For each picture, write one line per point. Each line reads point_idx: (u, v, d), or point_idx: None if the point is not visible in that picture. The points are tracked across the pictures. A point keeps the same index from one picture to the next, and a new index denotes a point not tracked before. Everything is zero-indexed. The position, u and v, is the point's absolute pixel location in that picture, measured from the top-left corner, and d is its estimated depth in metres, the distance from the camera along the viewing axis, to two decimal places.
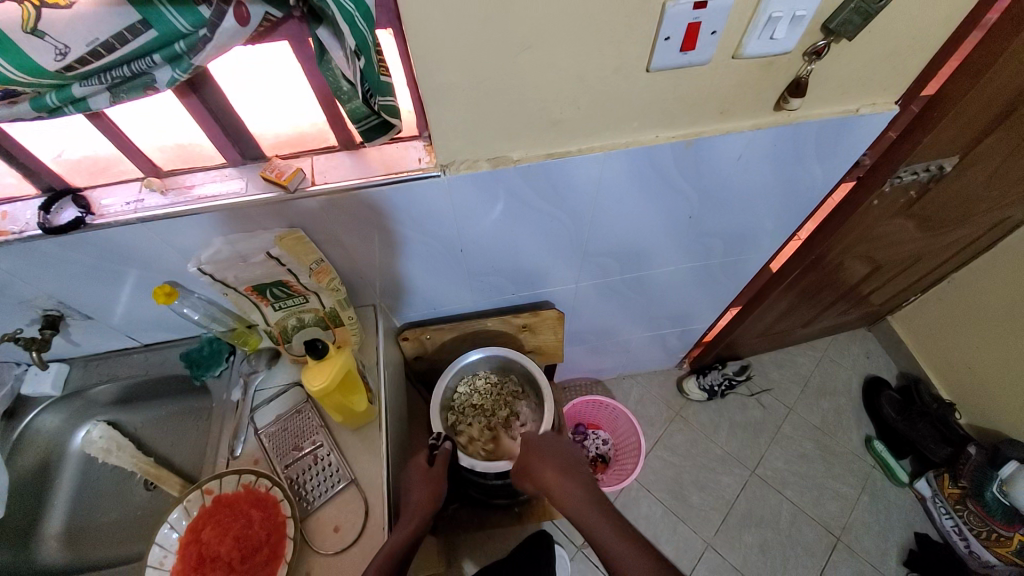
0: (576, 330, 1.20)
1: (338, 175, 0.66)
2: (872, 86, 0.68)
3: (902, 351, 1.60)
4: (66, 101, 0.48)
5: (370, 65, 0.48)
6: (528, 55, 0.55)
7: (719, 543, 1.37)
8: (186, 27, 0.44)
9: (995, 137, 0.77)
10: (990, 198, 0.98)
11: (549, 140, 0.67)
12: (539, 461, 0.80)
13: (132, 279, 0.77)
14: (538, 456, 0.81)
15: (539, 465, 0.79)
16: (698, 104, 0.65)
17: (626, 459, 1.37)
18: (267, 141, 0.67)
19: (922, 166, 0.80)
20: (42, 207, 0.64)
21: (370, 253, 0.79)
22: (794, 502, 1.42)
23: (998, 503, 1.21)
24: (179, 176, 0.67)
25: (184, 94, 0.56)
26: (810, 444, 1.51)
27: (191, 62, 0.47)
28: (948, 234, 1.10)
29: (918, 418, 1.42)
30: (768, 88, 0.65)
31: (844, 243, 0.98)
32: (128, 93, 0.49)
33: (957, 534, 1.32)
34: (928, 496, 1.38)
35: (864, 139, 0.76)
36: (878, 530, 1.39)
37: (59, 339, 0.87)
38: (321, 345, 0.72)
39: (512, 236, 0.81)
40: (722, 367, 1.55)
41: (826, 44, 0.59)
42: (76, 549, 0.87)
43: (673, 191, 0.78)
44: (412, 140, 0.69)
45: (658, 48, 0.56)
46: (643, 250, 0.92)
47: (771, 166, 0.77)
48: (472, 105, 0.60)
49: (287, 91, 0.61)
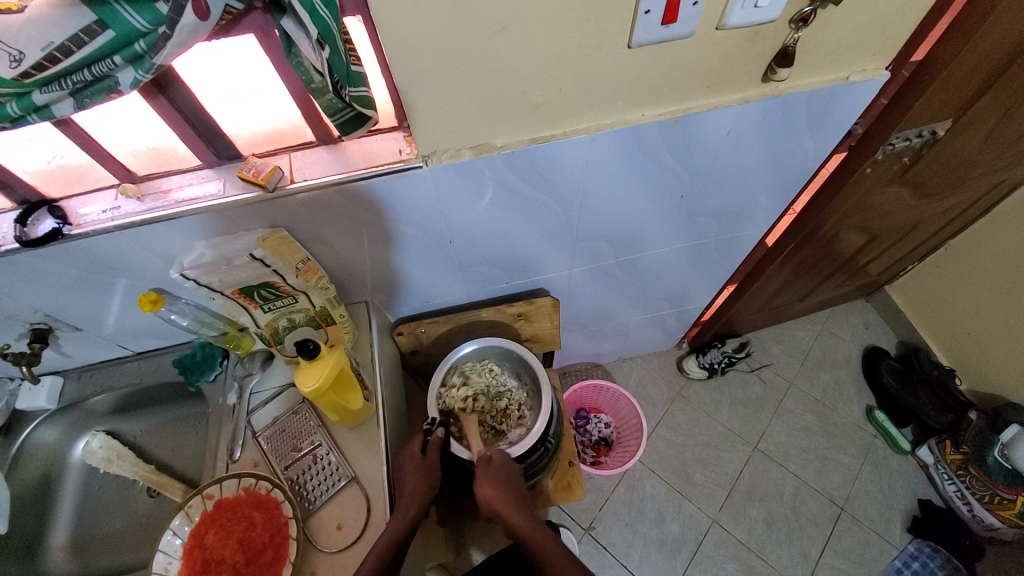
0: (572, 315, 1.19)
1: (318, 171, 0.65)
2: (861, 52, 0.66)
3: (901, 320, 1.59)
4: (28, 110, 0.46)
5: (336, 55, 0.46)
6: (503, 36, 0.53)
7: (724, 519, 1.38)
8: (144, 26, 0.42)
9: (988, 99, 0.75)
10: (985, 161, 0.96)
11: (532, 125, 0.65)
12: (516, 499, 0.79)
13: (119, 289, 0.76)
14: (511, 499, 0.78)
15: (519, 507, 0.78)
16: (683, 79, 0.64)
17: (629, 442, 1.37)
18: (243, 140, 0.65)
19: (915, 132, 0.78)
20: (18, 220, 0.62)
21: (358, 249, 0.78)
22: (798, 475, 1.43)
23: (999, 467, 1.23)
24: (155, 180, 0.65)
25: (151, 96, 0.54)
26: (811, 417, 1.52)
27: (152, 62, 0.45)
28: (944, 200, 1.09)
29: (919, 385, 1.43)
30: (754, 59, 0.63)
31: (838, 214, 0.97)
32: (93, 98, 0.47)
33: (959, 499, 1.33)
34: (931, 462, 1.39)
35: (856, 107, 0.74)
36: (881, 498, 1.40)
37: (51, 352, 0.86)
38: (312, 345, 0.71)
39: (501, 224, 0.80)
40: (721, 345, 1.54)
41: (813, 11, 0.56)
42: (84, 559, 0.87)
43: (663, 171, 0.77)
44: (392, 131, 0.67)
45: (638, 22, 0.54)
46: (636, 232, 0.91)
47: (762, 140, 0.75)
48: (449, 92, 0.58)
49: (259, 87, 0.59)
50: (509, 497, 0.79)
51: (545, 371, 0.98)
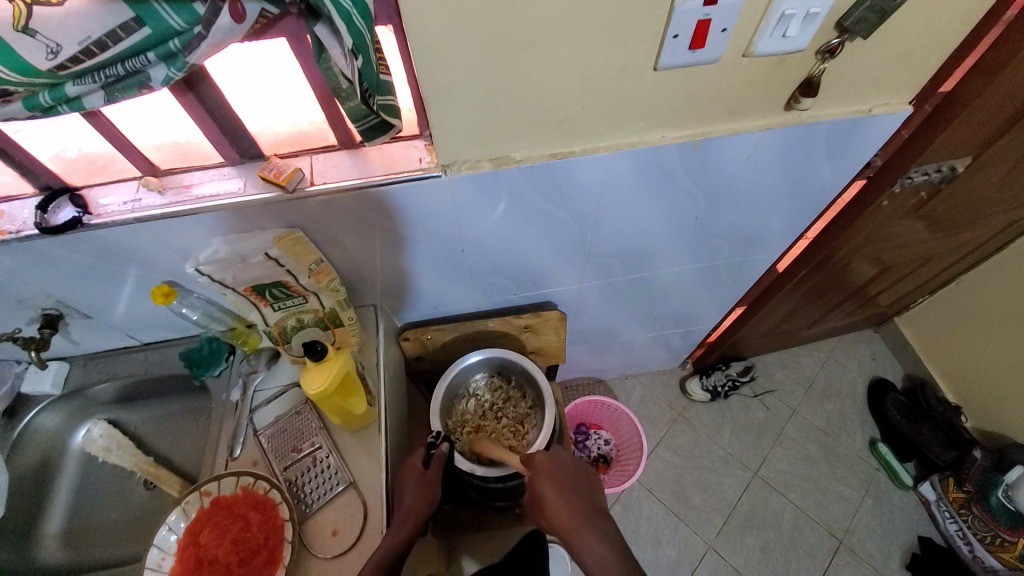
0: (578, 330, 1.19)
1: (337, 174, 0.65)
2: (884, 85, 0.66)
3: (909, 353, 1.58)
4: (59, 101, 0.46)
5: (368, 65, 0.47)
6: (531, 53, 0.53)
7: (720, 545, 1.36)
8: (180, 25, 0.43)
9: (1010, 138, 0.75)
10: (1001, 200, 0.96)
11: (553, 140, 0.65)
12: (556, 495, 0.73)
13: (132, 279, 0.76)
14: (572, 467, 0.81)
15: (554, 504, 0.72)
16: (706, 104, 0.64)
17: (628, 461, 1.36)
18: (266, 140, 0.66)
19: (933, 166, 0.78)
20: (39, 206, 0.63)
21: (370, 253, 0.78)
22: (797, 504, 1.41)
23: (1003, 508, 1.20)
24: (177, 175, 0.66)
25: (181, 92, 0.55)
26: (814, 446, 1.50)
27: (185, 61, 0.45)
28: (958, 235, 1.08)
29: (923, 421, 1.41)
30: (779, 87, 0.63)
31: (851, 245, 0.97)
32: (123, 93, 0.47)
33: (961, 538, 1.30)
34: (932, 499, 1.36)
35: (876, 139, 0.74)
36: (881, 533, 1.38)
37: (60, 338, 0.86)
38: (321, 347, 0.71)
39: (516, 236, 0.80)
40: (726, 368, 1.53)
41: (840, 43, 0.57)
42: (76, 547, 0.87)
43: (679, 193, 0.77)
44: (413, 139, 0.68)
45: (666, 46, 0.54)
46: (648, 251, 0.91)
47: (780, 167, 0.75)
48: (474, 103, 0.58)
49: (286, 89, 0.60)
50: (547, 496, 0.73)
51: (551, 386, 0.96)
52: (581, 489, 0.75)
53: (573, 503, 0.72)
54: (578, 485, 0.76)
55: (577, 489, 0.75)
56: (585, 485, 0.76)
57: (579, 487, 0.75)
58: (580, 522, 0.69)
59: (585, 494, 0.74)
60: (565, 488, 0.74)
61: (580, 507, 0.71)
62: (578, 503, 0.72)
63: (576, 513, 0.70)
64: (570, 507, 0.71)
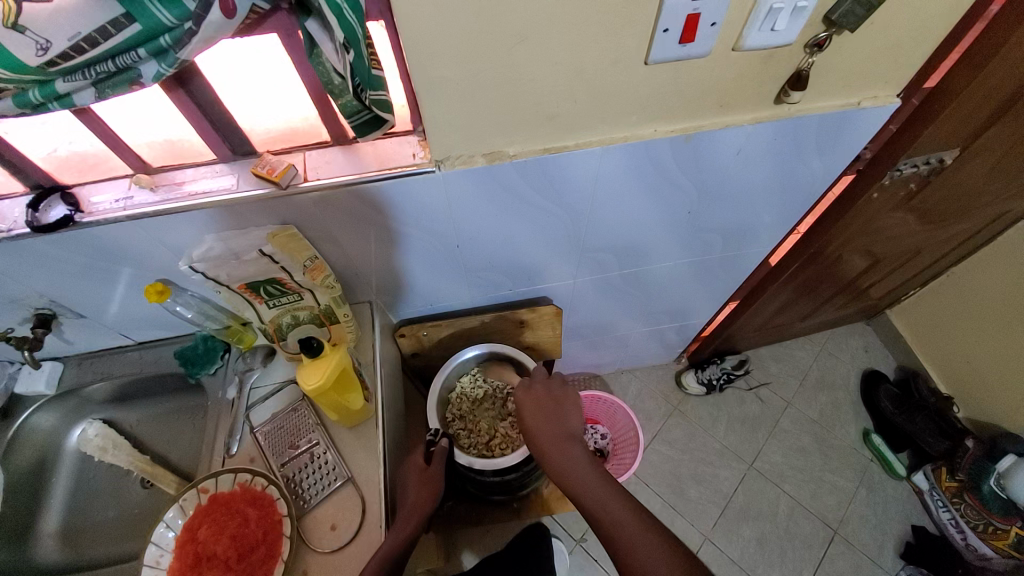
0: (574, 324, 1.19)
1: (331, 171, 0.65)
2: (873, 78, 0.67)
3: (901, 345, 1.59)
4: (49, 97, 0.46)
5: (360, 59, 0.47)
6: (523, 47, 0.53)
7: (717, 536, 1.37)
8: (171, 20, 0.43)
9: (997, 130, 0.76)
10: (990, 192, 0.97)
11: (546, 135, 0.66)
12: (536, 424, 0.78)
13: (125, 277, 0.76)
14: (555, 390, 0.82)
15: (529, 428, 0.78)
16: (697, 98, 0.64)
17: (625, 454, 1.37)
18: (258, 136, 0.66)
19: (922, 159, 0.79)
20: (30, 205, 0.62)
21: (365, 249, 0.78)
22: (792, 495, 1.43)
23: (994, 496, 1.24)
24: (169, 172, 0.66)
25: (171, 89, 0.55)
26: (808, 438, 1.51)
27: (177, 57, 0.45)
28: (948, 227, 1.10)
29: (916, 411, 1.43)
30: (769, 81, 0.64)
31: (843, 237, 0.98)
32: (114, 89, 0.47)
33: (953, 527, 1.33)
34: (925, 489, 1.39)
35: (866, 132, 0.74)
36: (875, 523, 1.39)
37: (53, 337, 0.86)
38: (316, 343, 0.71)
39: (510, 231, 0.80)
40: (720, 361, 1.54)
41: (829, 36, 0.57)
42: (74, 547, 0.87)
43: (672, 187, 0.77)
44: (406, 135, 0.68)
45: (656, 40, 0.55)
46: (642, 246, 0.91)
47: (771, 160, 0.76)
48: (467, 98, 0.58)
49: (278, 86, 0.60)
50: (527, 426, 0.78)
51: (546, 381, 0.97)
52: (558, 415, 0.79)
53: (550, 430, 0.76)
54: (553, 408, 0.80)
55: (554, 416, 0.78)
56: (563, 410, 0.80)
57: (557, 413, 0.79)
58: (556, 445, 0.74)
59: (561, 419, 0.78)
60: (544, 416, 0.78)
61: (557, 432, 0.76)
62: (555, 429, 0.77)
63: (553, 436, 0.76)
64: (547, 434, 0.76)
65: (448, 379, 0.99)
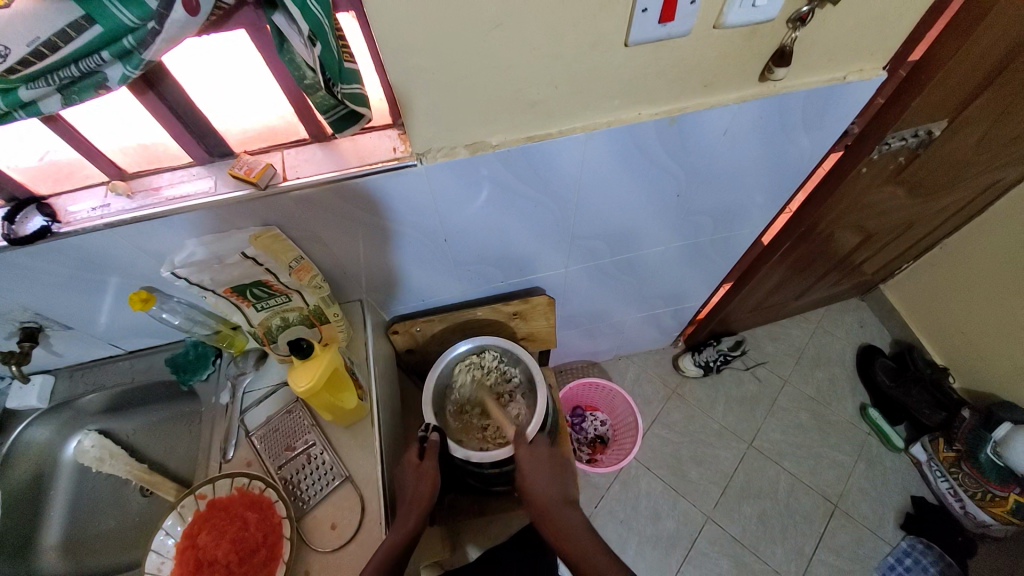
0: (568, 313, 1.19)
1: (311, 168, 0.64)
2: (859, 51, 0.66)
3: (895, 318, 1.60)
4: (14, 106, 0.45)
5: (328, 51, 0.46)
6: (499, 33, 0.52)
7: (718, 516, 1.39)
8: (133, 21, 0.41)
9: (983, 100, 0.75)
10: (979, 161, 0.97)
11: (529, 124, 0.65)
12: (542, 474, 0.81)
13: (110, 287, 0.75)
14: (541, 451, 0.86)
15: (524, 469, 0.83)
16: (680, 78, 0.63)
17: (625, 439, 1.38)
18: (234, 137, 0.64)
19: (910, 132, 0.78)
20: (6, 218, 0.61)
21: (352, 247, 0.77)
22: (792, 472, 1.44)
23: (992, 465, 1.24)
24: (145, 178, 0.65)
25: (140, 91, 0.53)
26: (806, 415, 1.52)
27: (142, 58, 0.44)
28: (939, 199, 1.09)
29: (912, 384, 1.45)
30: (753, 58, 0.63)
31: (834, 213, 0.97)
32: (81, 95, 0.46)
33: (952, 495, 1.34)
34: (924, 460, 1.40)
35: (853, 107, 0.74)
36: (874, 495, 1.41)
37: (41, 350, 0.85)
38: (306, 344, 0.70)
39: (498, 222, 0.79)
40: (717, 343, 1.54)
41: (811, 10, 0.56)
42: (76, 558, 0.87)
43: (659, 171, 0.76)
44: (386, 129, 0.66)
45: (636, 20, 0.53)
46: (633, 232, 0.91)
47: (759, 139, 0.75)
48: (445, 89, 0.57)
49: (251, 84, 0.59)
50: (529, 484, 0.80)
51: (541, 370, 0.98)
52: (558, 476, 0.82)
53: (553, 491, 0.79)
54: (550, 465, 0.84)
55: (556, 476, 0.82)
56: (563, 472, 0.83)
57: (557, 474, 0.82)
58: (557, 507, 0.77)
59: (561, 482, 0.81)
60: (545, 475, 0.82)
61: (557, 493, 0.79)
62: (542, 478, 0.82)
63: (552, 498, 0.78)
64: (549, 495, 0.79)
65: (447, 368, 0.99)
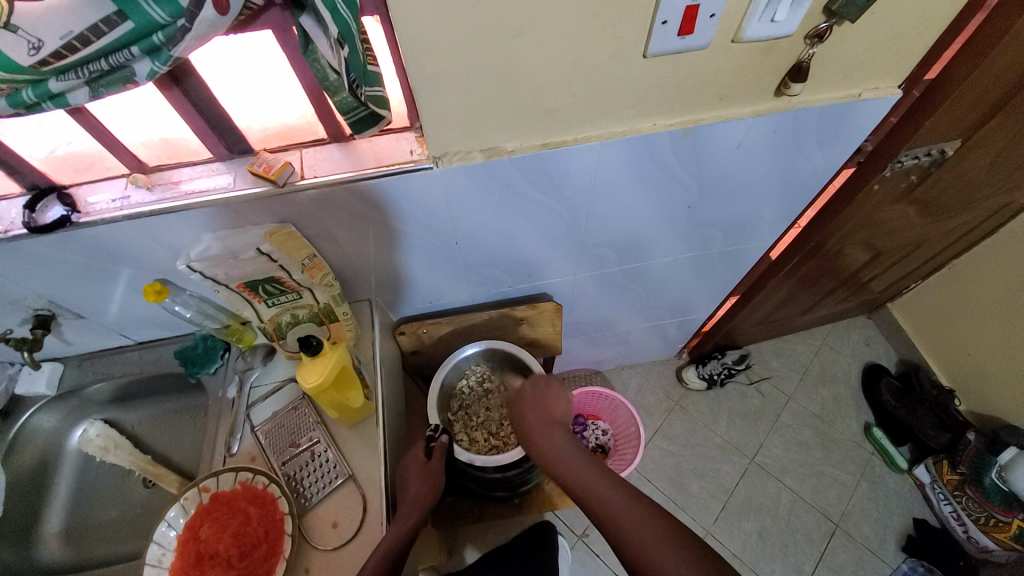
0: (574, 321, 1.19)
1: (328, 168, 0.65)
2: (874, 70, 0.67)
3: (901, 338, 1.59)
4: (44, 97, 0.46)
5: (355, 55, 0.47)
6: (521, 40, 0.53)
7: (718, 531, 1.38)
8: (164, 19, 0.42)
9: (997, 121, 0.76)
10: (991, 183, 0.97)
11: (545, 131, 0.65)
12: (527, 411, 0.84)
13: (124, 277, 0.76)
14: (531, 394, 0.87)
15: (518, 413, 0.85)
16: (697, 91, 0.64)
17: (626, 450, 1.36)
18: (255, 135, 0.65)
19: (923, 150, 0.78)
20: (27, 205, 0.62)
21: (365, 247, 0.78)
22: (794, 489, 1.43)
23: (996, 489, 1.23)
24: (165, 171, 0.66)
25: (166, 87, 0.55)
26: (809, 432, 1.51)
27: (170, 54, 0.45)
28: (950, 219, 1.09)
29: (917, 405, 1.43)
30: (768, 73, 0.64)
31: (844, 230, 0.97)
32: (108, 87, 0.47)
33: (954, 519, 1.32)
34: (927, 482, 1.39)
35: (866, 124, 0.74)
36: (877, 516, 1.39)
37: (52, 338, 0.86)
38: (316, 341, 0.71)
39: (510, 228, 0.80)
40: (721, 356, 1.54)
41: (829, 27, 0.57)
42: (77, 547, 0.87)
43: (671, 181, 0.77)
44: (404, 131, 0.67)
45: (655, 33, 0.54)
46: (643, 240, 0.91)
47: (772, 154, 0.76)
48: (464, 94, 0.58)
49: (275, 84, 0.60)
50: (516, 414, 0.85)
51: None
52: (544, 404, 0.85)
53: (535, 417, 0.83)
54: (543, 400, 0.86)
55: (539, 405, 0.85)
56: (551, 398, 0.86)
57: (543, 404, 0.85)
58: (544, 433, 0.80)
59: (548, 410, 0.84)
60: (531, 407, 0.85)
61: (543, 420, 0.82)
62: (543, 417, 0.83)
63: (540, 425, 0.81)
64: (535, 421, 0.82)
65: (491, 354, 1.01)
